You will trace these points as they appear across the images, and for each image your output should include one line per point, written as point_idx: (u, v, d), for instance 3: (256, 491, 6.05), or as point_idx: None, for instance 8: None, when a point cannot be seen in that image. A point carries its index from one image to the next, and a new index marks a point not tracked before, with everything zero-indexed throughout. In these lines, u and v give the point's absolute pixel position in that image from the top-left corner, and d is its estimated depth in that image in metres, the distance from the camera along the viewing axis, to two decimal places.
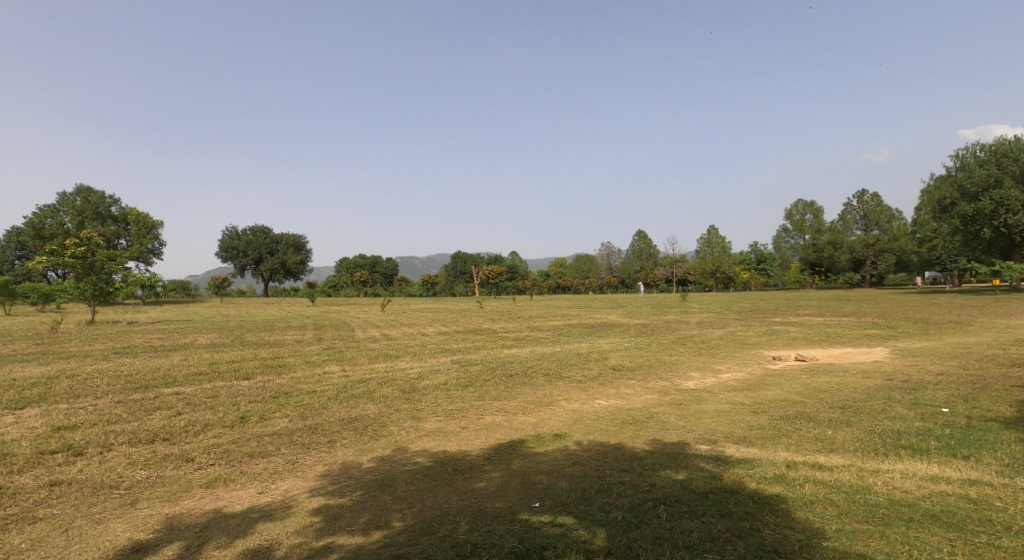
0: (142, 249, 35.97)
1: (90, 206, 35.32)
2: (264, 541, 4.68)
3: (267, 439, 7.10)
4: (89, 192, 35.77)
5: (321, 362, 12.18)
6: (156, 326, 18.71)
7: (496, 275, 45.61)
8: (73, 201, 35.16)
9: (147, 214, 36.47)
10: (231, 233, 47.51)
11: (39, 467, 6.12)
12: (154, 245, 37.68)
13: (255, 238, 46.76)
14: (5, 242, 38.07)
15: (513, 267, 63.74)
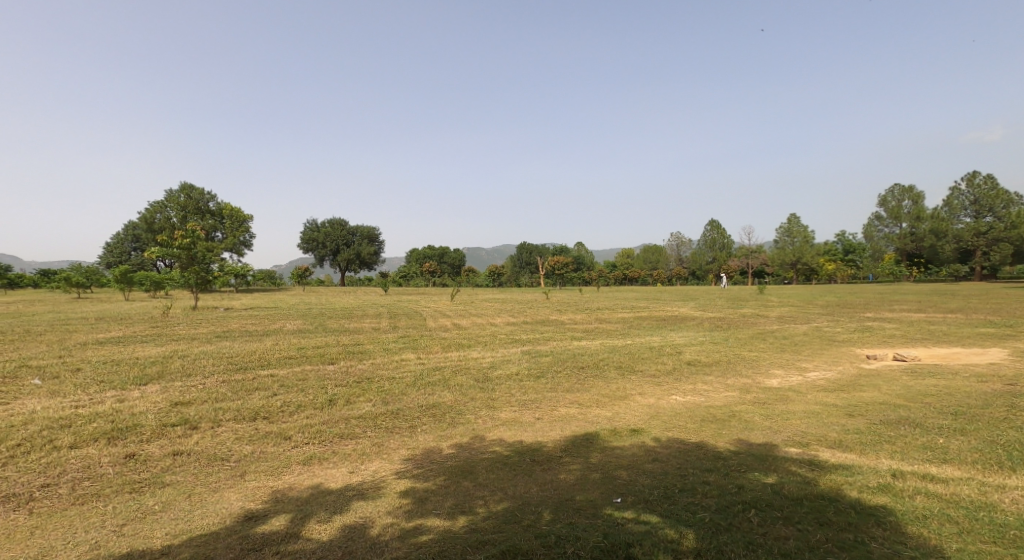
0: (235, 242, 38.59)
1: (191, 202, 38.37)
2: (359, 519, 4.90)
3: (354, 422, 7.45)
4: (190, 188, 38.87)
5: (398, 349, 12.64)
6: (248, 313, 20.11)
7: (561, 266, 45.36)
8: (178, 198, 38.31)
9: (240, 208, 39.14)
10: (311, 226, 49.97)
11: (163, 438, 6.75)
12: (246, 237, 40.38)
13: (333, 229, 49.01)
14: (124, 235, 42.35)
15: (578, 258, 62.94)
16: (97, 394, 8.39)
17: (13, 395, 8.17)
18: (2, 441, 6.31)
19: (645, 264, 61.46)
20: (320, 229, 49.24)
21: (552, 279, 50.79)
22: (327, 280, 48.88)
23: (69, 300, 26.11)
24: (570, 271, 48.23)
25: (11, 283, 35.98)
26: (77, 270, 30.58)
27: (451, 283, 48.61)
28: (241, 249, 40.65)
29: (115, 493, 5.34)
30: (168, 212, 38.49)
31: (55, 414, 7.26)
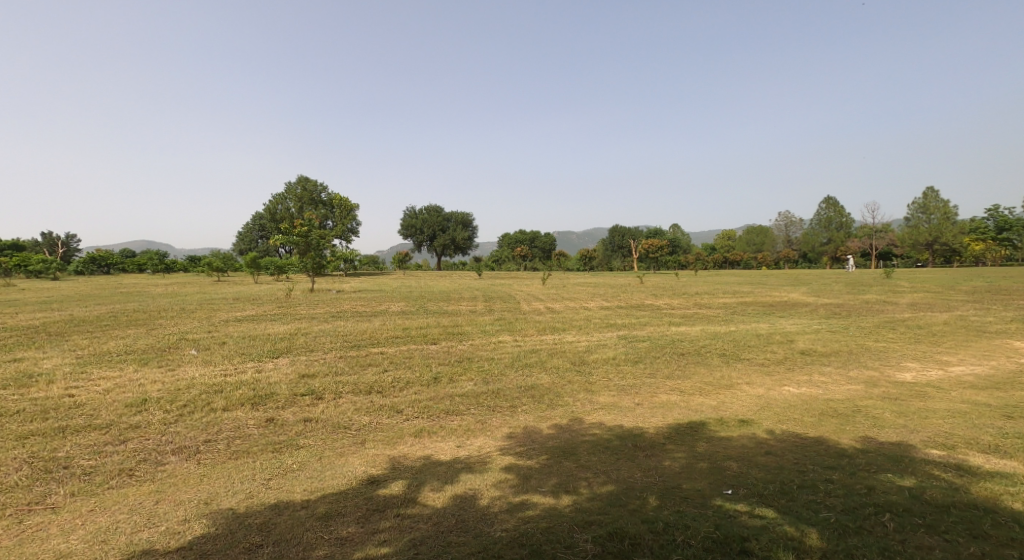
0: (344, 230, 41.00)
1: (308, 193, 41.49)
2: (469, 490, 5.11)
3: (458, 399, 7.75)
4: (307, 182, 42.09)
5: (495, 331, 12.93)
6: (356, 295, 21.48)
7: (657, 249, 43.83)
8: (296, 190, 41.71)
9: (347, 197, 41.03)
10: (411, 212, 52.01)
11: (295, 406, 7.44)
12: (354, 225, 42.87)
13: (430, 217, 50.69)
14: (253, 226, 46.66)
15: (677, 240, 60.36)
16: (239, 365, 9.40)
17: (174, 363, 9.37)
18: (170, 401, 7.27)
19: (749, 247, 57.88)
20: (418, 216, 51.14)
21: (648, 264, 49.31)
22: (424, 264, 50.90)
23: (209, 283, 29.38)
24: (667, 255, 46.52)
25: (165, 268, 41.13)
26: (217, 256, 34.38)
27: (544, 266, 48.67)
28: (349, 236, 43.31)
29: (260, 452, 5.97)
30: (289, 204, 42.19)
31: (209, 381, 8.25)
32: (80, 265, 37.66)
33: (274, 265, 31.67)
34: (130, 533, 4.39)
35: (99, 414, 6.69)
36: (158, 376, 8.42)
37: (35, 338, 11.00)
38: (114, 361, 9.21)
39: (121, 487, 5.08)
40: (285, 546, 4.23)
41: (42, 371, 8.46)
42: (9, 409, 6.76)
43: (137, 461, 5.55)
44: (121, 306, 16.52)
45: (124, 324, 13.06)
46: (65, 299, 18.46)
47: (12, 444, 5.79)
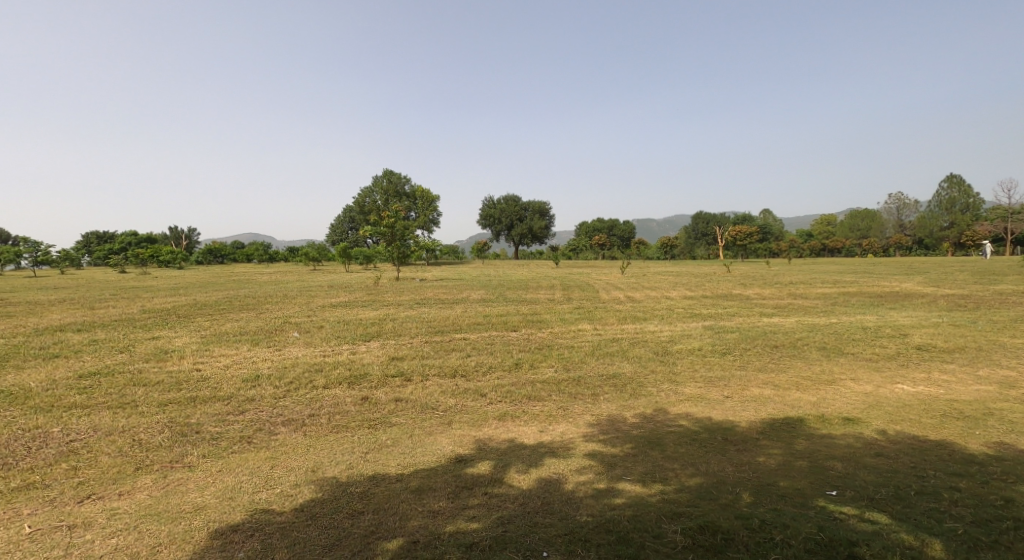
0: (426, 220, 42.21)
1: (392, 186, 43.29)
2: (554, 474, 5.13)
3: (539, 385, 7.81)
4: (392, 175, 43.86)
5: (575, 320, 12.87)
6: (438, 283, 22.11)
7: (745, 237, 41.71)
8: (383, 184, 43.55)
9: (428, 189, 42.05)
10: (489, 204, 52.62)
11: (386, 386, 7.82)
12: (436, 215, 44.08)
13: (508, 207, 50.88)
14: (344, 219, 49.24)
15: (770, 226, 56.98)
16: (335, 347, 10.00)
17: (279, 343, 10.13)
18: (278, 378, 7.87)
19: (852, 233, 53.54)
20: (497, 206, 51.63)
21: (735, 252, 46.95)
22: (501, 254, 51.41)
23: (306, 271, 31.36)
24: (757, 242, 44.01)
25: (269, 258, 44.32)
26: (313, 246, 36.58)
27: (624, 254, 47.61)
28: (431, 225, 44.56)
29: (357, 427, 6.34)
30: (376, 196, 44.01)
31: (311, 360, 8.86)
32: (199, 256, 41.52)
33: (363, 255, 33.28)
34: (251, 492, 4.79)
35: (221, 387, 7.38)
36: (268, 355, 9.14)
37: (166, 319, 12.30)
38: (230, 340, 10.10)
39: (242, 452, 5.57)
40: (382, 514, 4.46)
41: (173, 347, 9.44)
42: (150, 379, 7.61)
43: (254, 430, 6.06)
44: (233, 292, 18.07)
45: (236, 308, 14.28)
46: (186, 286, 20.44)
47: (154, 409, 6.50)
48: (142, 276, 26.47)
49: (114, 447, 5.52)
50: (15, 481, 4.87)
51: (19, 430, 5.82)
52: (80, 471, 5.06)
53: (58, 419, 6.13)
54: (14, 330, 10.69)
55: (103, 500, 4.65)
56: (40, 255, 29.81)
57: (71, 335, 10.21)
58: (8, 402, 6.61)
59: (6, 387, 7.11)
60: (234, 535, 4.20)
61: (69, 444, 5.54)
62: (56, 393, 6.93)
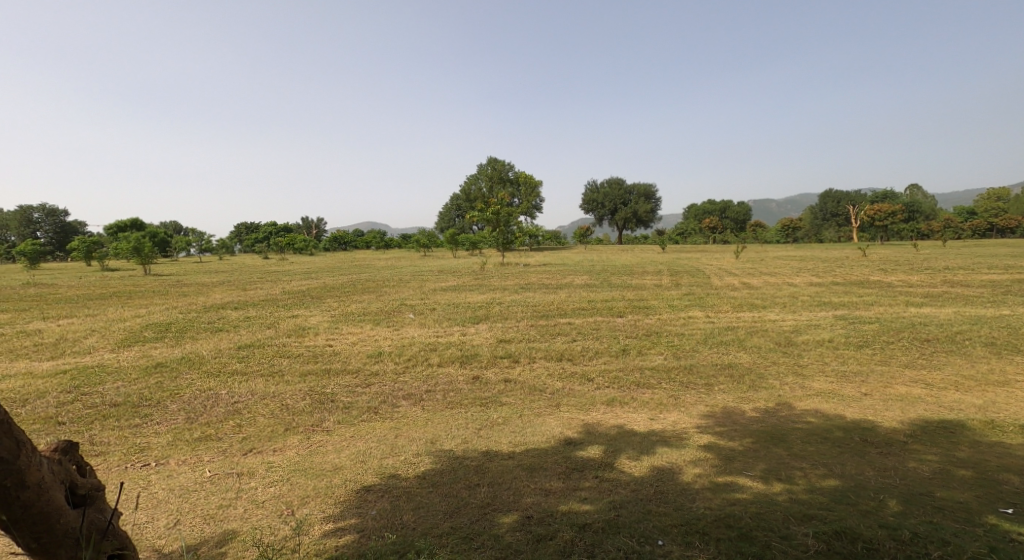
0: (529, 206, 42.51)
1: (496, 173, 44.05)
2: (667, 463, 5.02)
3: (649, 372, 7.65)
4: (496, 162, 44.50)
5: (685, 307, 12.38)
6: (542, 268, 22.23)
7: (885, 216, 37.60)
8: (488, 171, 44.43)
9: (530, 175, 41.75)
10: (592, 187, 51.78)
11: (495, 366, 8.06)
12: (539, 201, 44.25)
13: (611, 190, 49.71)
14: (451, 206, 50.87)
15: (917, 205, 50.79)
16: (447, 328, 10.43)
17: (398, 323, 10.77)
18: (398, 355, 8.39)
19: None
20: (599, 189, 50.60)
21: (871, 233, 42.31)
22: (604, 239, 50.58)
23: (418, 257, 32.88)
24: (899, 224, 39.44)
25: (386, 245, 47.07)
26: (424, 233, 38.28)
27: (738, 237, 44.74)
28: (535, 211, 44.81)
29: (470, 404, 6.60)
30: (482, 183, 45.10)
31: (425, 340, 9.34)
32: (327, 243, 45.09)
33: (469, 242, 34.26)
34: (379, 458, 5.18)
35: (350, 361, 8.02)
36: (387, 334, 9.77)
37: (300, 300, 13.55)
38: (355, 320, 10.91)
39: (369, 420, 6.02)
40: (499, 489, 4.62)
41: (308, 325, 10.38)
42: (292, 351, 8.45)
43: (379, 401, 6.53)
44: (357, 276, 19.48)
45: (359, 290, 15.39)
46: (315, 270, 22.34)
47: (296, 379, 7.22)
48: (281, 262, 29.39)
49: (267, 409, 6.20)
50: (195, 432, 5.62)
51: (196, 390, 6.72)
52: (242, 428, 5.74)
53: (225, 383, 6.99)
54: (185, 307, 12.35)
55: (261, 454, 5.24)
56: (204, 244, 34.12)
57: (225, 312, 11.57)
58: (185, 366, 7.64)
59: (184, 353, 8.24)
60: (368, 495, 4.56)
61: (233, 404, 6.31)
62: (221, 361, 7.91)
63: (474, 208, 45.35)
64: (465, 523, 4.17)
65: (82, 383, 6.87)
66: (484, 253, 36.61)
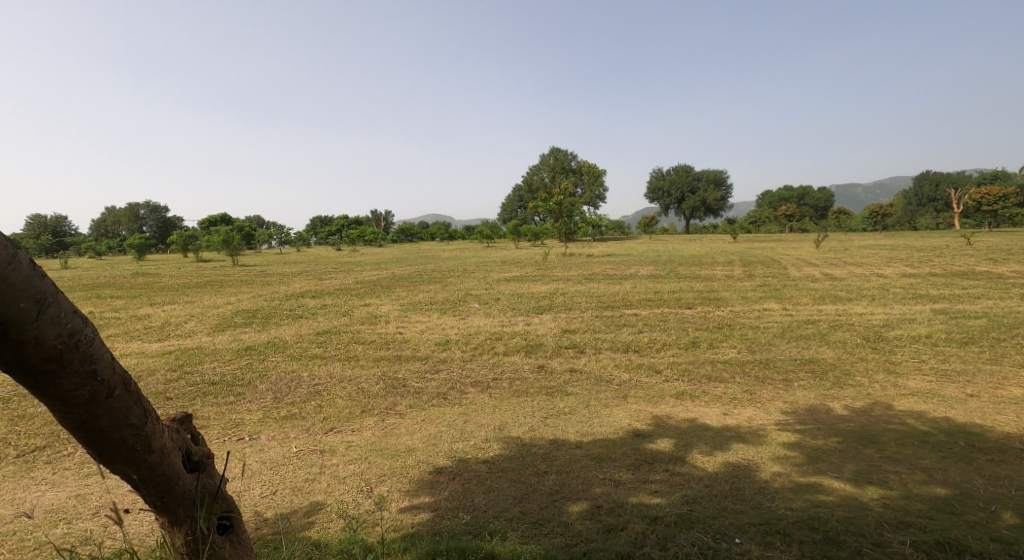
0: (592, 197, 42.01)
1: (559, 163, 43.80)
2: (744, 460, 4.83)
3: (721, 365, 7.38)
4: (558, 152, 44.21)
5: (760, 298, 11.83)
6: (606, 258, 21.91)
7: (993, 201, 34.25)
8: (549, 161, 44.24)
9: (594, 164, 40.97)
10: (659, 175, 50.39)
11: (560, 356, 8.03)
12: (603, 190, 43.62)
13: (678, 177, 48.16)
14: (514, 196, 51.01)
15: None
16: (512, 317, 10.48)
17: (463, 313, 10.93)
18: (464, 343, 8.51)
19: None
20: (667, 177, 49.18)
21: (976, 219, 38.66)
22: (671, 228, 49.16)
23: (483, 248, 33.24)
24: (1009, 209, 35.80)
25: (450, 236, 47.85)
26: (486, 225, 38.58)
27: (818, 225, 42.21)
28: (598, 201, 44.24)
29: (536, 393, 6.61)
30: (543, 174, 44.96)
31: (491, 329, 9.43)
32: (395, 236, 46.44)
33: (531, 232, 34.27)
34: (449, 442, 5.29)
35: (419, 348, 8.23)
36: (454, 323, 9.94)
37: (371, 289, 14.04)
38: (423, 309, 11.17)
39: (439, 406, 6.16)
40: (567, 477, 4.60)
41: (379, 313, 10.74)
42: (365, 338, 8.77)
43: (448, 388, 6.66)
44: (423, 267, 19.94)
45: (425, 281, 15.73)
46: (384, 261, 23.06)
47: (370, 364, 7.49)
48: (352, 253, 30.55)
49: (344, 392, 6.48)
50: (282, 411, 5.95)
51: (280, 372, 7.12)
52: (322, 408, 6.02)
53: (305, 366, 7.37)
54: (268, 295, 13.09)
55: (341, 433, 5.48)
56: (283, 236, 36.02)
57: (302, 301, 12.17)
58: (269, 350, 8.10)
59: (269, 338, 8.75)
60: (440, 476, 4.67)
61: (314, 387, 6.63)
62: (301, 346, 8.32)
63: (537, 199, 45.35)
64: (534, 509, 4.19)
65: (184, 363, 7.46)
66: (547, 244, 36.49)
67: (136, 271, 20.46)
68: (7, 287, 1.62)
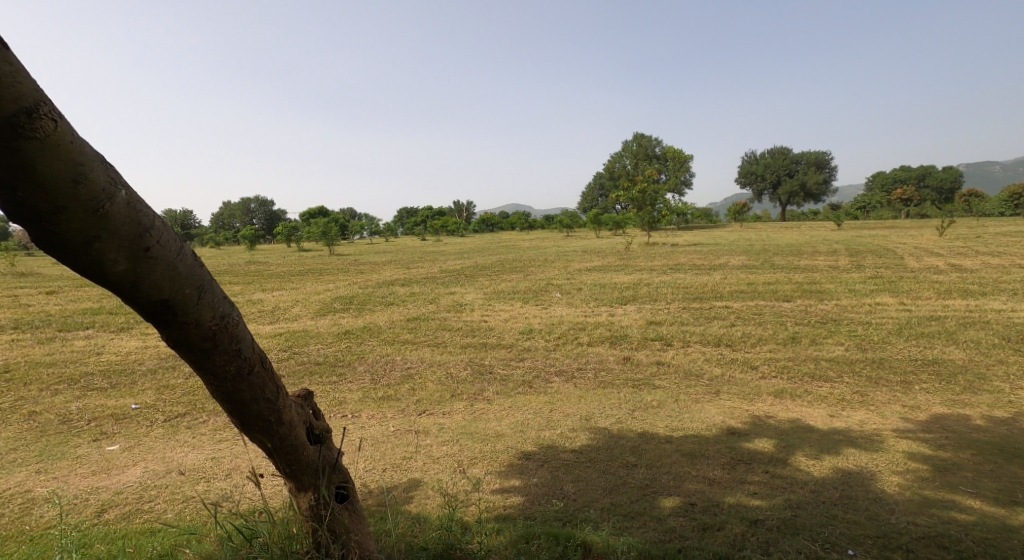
0: (677, 182, 40.58)
1: (641, 149, 42.71)
2: (856, 466, 4.51)
3: (826, 363, 6.90)
4: (642, 137, 43.03)
5: (870, 292, 10.90)
6: (694, 248, 21.03)
7: None
8: (631, 147, 43.27)
9: (681, 150, 39.40)
10: (752, 158, 47.73)
11: (646, 348, 7.86)
12: (688, 176, 42.05)
13: (775, 160, 45.34)
14: (596, 184, 50.23)
15: None
16: (595, 308, 10.38)
17: (546, 302, 10.95)
18: (548, 333, 8.54)
19: None
20: (761, 161, 46.44)
21: None
22: (767, 215, 46.38)
23: (563, 237, 33.07)
24: None
25: (531, 225, 48.00)
26: (567, 214, 38.28)
27: (941, 211, 38.15)
28: (683, 188, 42.68)
29: (623, 385, 6.52)
30: (626, 161, 44.00)
31: (575, 319, 9.40)
32: (476, 226, 47.36)
33: (612, 221, 33.60)
34: (537, 429, 5.35)
35: (504, 336, 8.36)
36: (537, 312, 10.00)
37: (455, 278, 14.40)
38: (506, 298, 11.32)
39: (525, 393, 6.24)
40: (658, 472, 4.52)
41: (464, 301, 11.01)
42: (452, 325, 9.04)
43: (533, 376, 6.73)
44: (505, 256, 20.15)
45: (508, 270, 15.92)
46: (467, 251, 23.54)
47: (457, 351, 7.71)
48: (438, 243, 31.44)
49: (434, 376, 6.73)
50: (379, 392, 6.29)
51: (375, 355, 7.51)
52: (415, 391, 6.30)
53: (398, 351, 7.72)
54: (361, 282, 13.79)
55: (433, 416, 5.70)
56: (373, 227, 37.85)
57: (392, 288, 12.74)
58: (365, 334, 8.55)
59: (363, 323, 9.24)
60: (528, 462, 4.74)
61: (406, 370, 6.95)
62: (393, 331, 8.73)
63: (620, 187, 44.48)
64: (625, 502, 4.15)
65: (291, 344, 8.06)
66: (629, 232, 35.68)
67: (246, 258, 22.29)
68: (175, 274, 1.80)
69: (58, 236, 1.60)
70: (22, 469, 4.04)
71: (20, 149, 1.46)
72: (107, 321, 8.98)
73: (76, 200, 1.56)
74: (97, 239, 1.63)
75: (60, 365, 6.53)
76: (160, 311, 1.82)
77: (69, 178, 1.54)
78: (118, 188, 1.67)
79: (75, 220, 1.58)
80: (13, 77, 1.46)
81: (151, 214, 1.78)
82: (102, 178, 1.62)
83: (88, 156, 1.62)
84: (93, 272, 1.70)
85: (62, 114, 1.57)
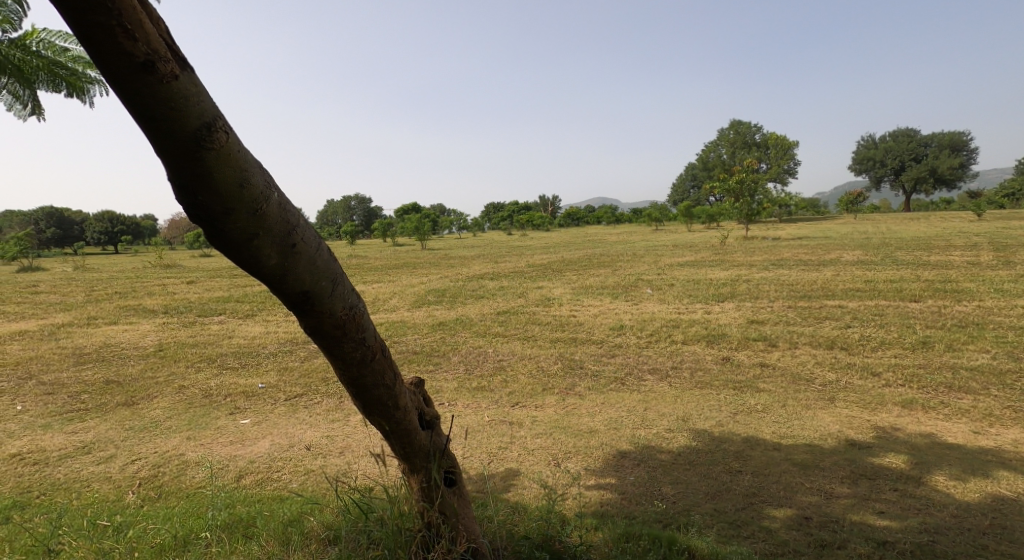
0: (780, 171, 37.93)
1: (739, 137, 40.33)
2: (1008, 492, 4.01)
3: (966, 373, 6.16)
4: (739, 125, 40.63)
5: (1019, 293, 9.57)
6: (799, 242, 19.50)
7: None
8: (729, 136, 41.05)
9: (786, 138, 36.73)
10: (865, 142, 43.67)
11: (748, 348, 7.44)
12: (792, 166, 39.16)
13: (897, 144, 41.06)
14: (689, 175, 48.12)
15: None
16: (689, 305, 9.97)
17: (636, 298, 10.68)
18: (640, 329, 8.33)
19: None
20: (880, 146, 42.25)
21: None
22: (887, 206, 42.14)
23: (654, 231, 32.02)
24: None
25: (618, 220, 46.87)
26: (656, 208, 37.04)
27: None
28: (788, 177, 39.83)
29: (722, 386, 6.22)
30: (723, 150, 41.79)
31: (669, 316, 9.08)
32: (563, 220, 47.07)
33: (705, 214, 32.02)
34: (632, 428, 5.24)
35: (595, 332, 8.26)
36: (628, 308, 9.77)
37: (544, 272, 14.41)
38: (595, 293, 11.17)
39: (618, 390, 6.13)
40: (766, 479, 4.28)
41: (554, 296, 10.99)
42: (543, 319, 9.06)
43: (626, 373, 6.60)
44: (593, 251, 19.85)
45: (596, 265, 15.66)
46: (555, 245, 23.42)
47: (548, 345, 7.72)
48: (523, 238, 31.58)
49: (526, 369, 6.79)
50: (473, 382, 6.44)
51: (468, 347, 7.70)
52: (508, 383, 6.39)
53: (489, 343, 7.86)
54: (452, 276, 14.18)
55: (526, 408, 5.76)
56: (462, 223, 38.70)
57: (482, 282, 12.99)
58: (458, 326, 8.79)
59: (457, 316, 9.49)
60: (625, 460, 4.66)
61: (498, 363, 7.06)
62: (484, 324, 8.90)
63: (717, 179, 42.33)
64: (730, 508, 3.96)
65: (391, 334, 8.47)
66: (724, 226, 33.84)
67: (349, 252, 23.71)
68: (315, 268, 1.94)
69: (225, 234, 1.78)
70: (174, 436, 4.57)
71: (199, 158, 1.64)
72: (232, 308, 9.91)
73: (241, 202, 1.72)
74: (255, 237, 1.79)
75: (198, 346, 7.31)
76: (301, 301, 1.98)
77: (236, 183, 1.70)
78: (273, 191, 1.83)
79: (240, 220, 1.75)
80: (197, 95, 1.64)
81: (298, 213, 1.93)
82: (261, 182, 1.78)
83: (250, 162, 1.78)
84: (250, 266, 1.88)
85: (233, 127, 1.74)
